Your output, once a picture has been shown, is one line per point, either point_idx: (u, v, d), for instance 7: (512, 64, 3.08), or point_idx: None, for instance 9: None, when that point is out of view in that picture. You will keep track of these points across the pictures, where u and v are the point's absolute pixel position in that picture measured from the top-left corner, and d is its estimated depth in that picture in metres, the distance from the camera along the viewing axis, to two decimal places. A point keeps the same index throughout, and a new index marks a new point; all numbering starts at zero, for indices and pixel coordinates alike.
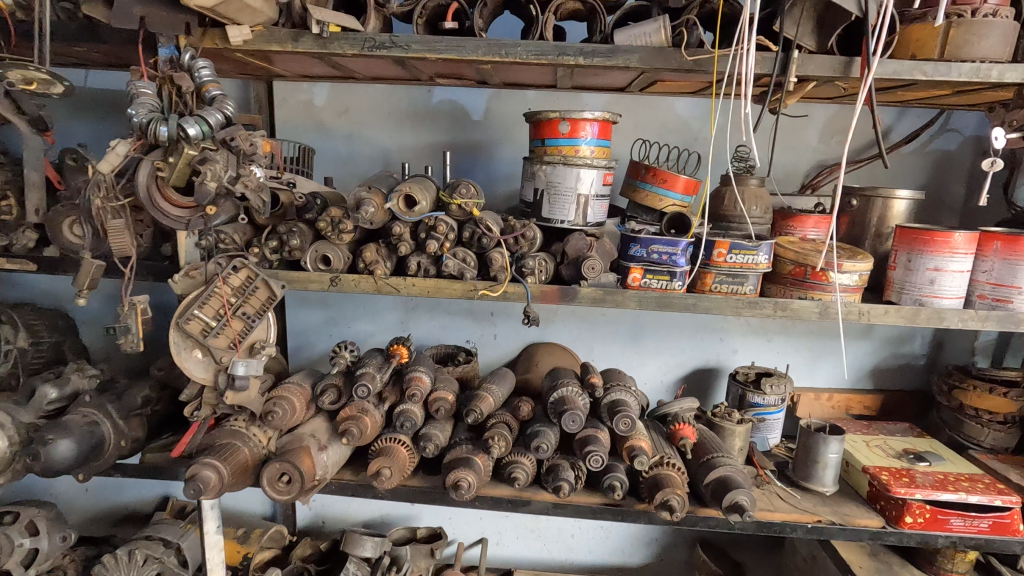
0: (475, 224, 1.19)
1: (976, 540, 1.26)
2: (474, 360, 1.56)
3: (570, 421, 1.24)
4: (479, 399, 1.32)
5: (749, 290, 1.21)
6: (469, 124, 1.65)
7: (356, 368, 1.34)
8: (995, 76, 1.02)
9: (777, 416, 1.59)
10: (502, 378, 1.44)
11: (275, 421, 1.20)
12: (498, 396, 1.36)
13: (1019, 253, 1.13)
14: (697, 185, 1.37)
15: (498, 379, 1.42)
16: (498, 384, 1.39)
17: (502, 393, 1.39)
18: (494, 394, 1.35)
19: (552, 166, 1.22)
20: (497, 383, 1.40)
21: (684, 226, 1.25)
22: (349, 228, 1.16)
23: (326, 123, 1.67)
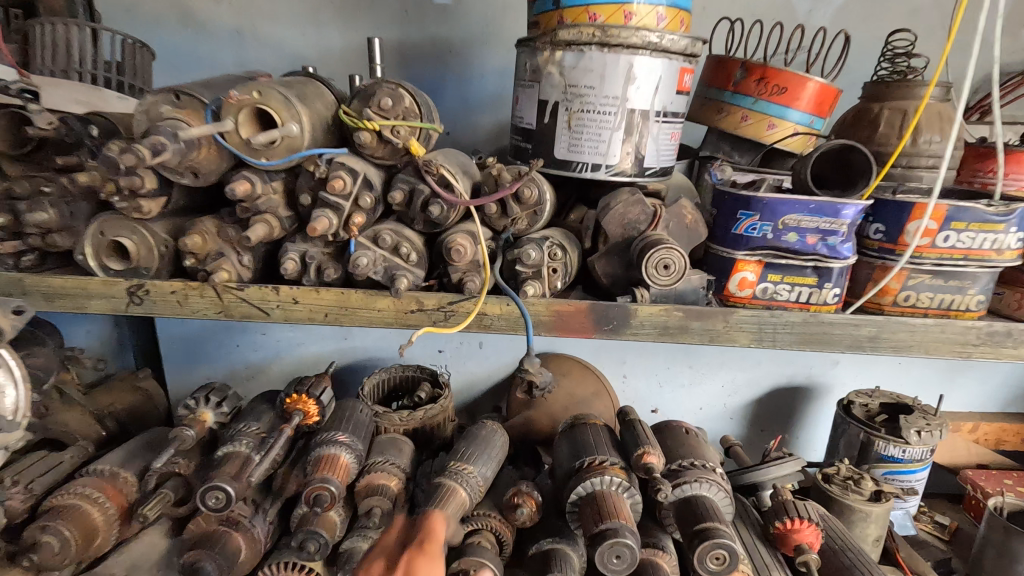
0: (417, 174, 0.58)
1: None
2: (445, 396, 0.91)
3: (612, 560, 0.65)
4: (442, 502, 0.70)
5: (974, 303, 0.60)
6: (429, 8, 0.99)
7: (220, 442, 0.75)
8: None
9: (921, 476, 1.01)
10: (487, 441, 0.81)
11: (44, 565, 0.62)
12: (478, 486, 0.75)
13: None
14: (834, 96, 0.75)
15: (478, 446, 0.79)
16: (478, 456, 0.77)
17: (486, 474, 0.77)
18: (468, 488, 0.73)
19: (575, 51, 0.59)
20: (479, 456, 0.77)
21: (844, 176, 0.62)
22: (143, 186, 0.54)
23: (193, 10, 1.00)
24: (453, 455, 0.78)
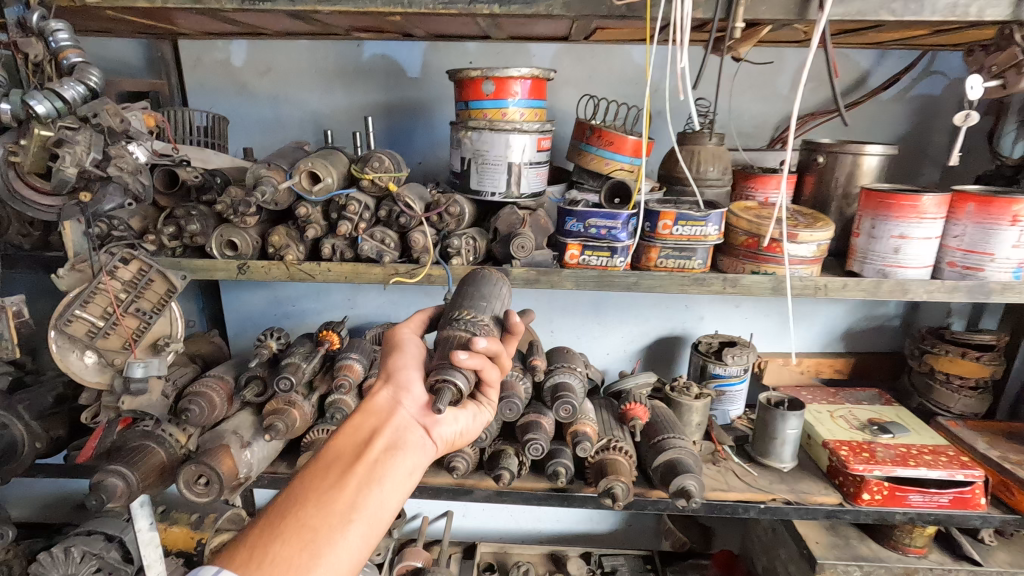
0: (393, 200, 1.07)
1: (934, 516, 1.22)
2: None
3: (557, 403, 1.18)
4: (446, 345, 0.83)
5: (697, 265, 1.11)
6: (405, 81, 1.49)
7: (281, 358, 1.25)
8: (974, 13, 0.89)
9: (739, 387, 1.50)
10: (473, 278, 0.97)
11: (192, 419, 1.13)
12: (479, 318, 0.86)
13: (993, 217, 1.03)
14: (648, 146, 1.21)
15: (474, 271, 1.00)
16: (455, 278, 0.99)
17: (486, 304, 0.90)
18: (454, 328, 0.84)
19: (478, 132, 1.09)
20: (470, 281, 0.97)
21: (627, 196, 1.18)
22: (250, 210, 1.04)
23: (247, 85, 1.50)
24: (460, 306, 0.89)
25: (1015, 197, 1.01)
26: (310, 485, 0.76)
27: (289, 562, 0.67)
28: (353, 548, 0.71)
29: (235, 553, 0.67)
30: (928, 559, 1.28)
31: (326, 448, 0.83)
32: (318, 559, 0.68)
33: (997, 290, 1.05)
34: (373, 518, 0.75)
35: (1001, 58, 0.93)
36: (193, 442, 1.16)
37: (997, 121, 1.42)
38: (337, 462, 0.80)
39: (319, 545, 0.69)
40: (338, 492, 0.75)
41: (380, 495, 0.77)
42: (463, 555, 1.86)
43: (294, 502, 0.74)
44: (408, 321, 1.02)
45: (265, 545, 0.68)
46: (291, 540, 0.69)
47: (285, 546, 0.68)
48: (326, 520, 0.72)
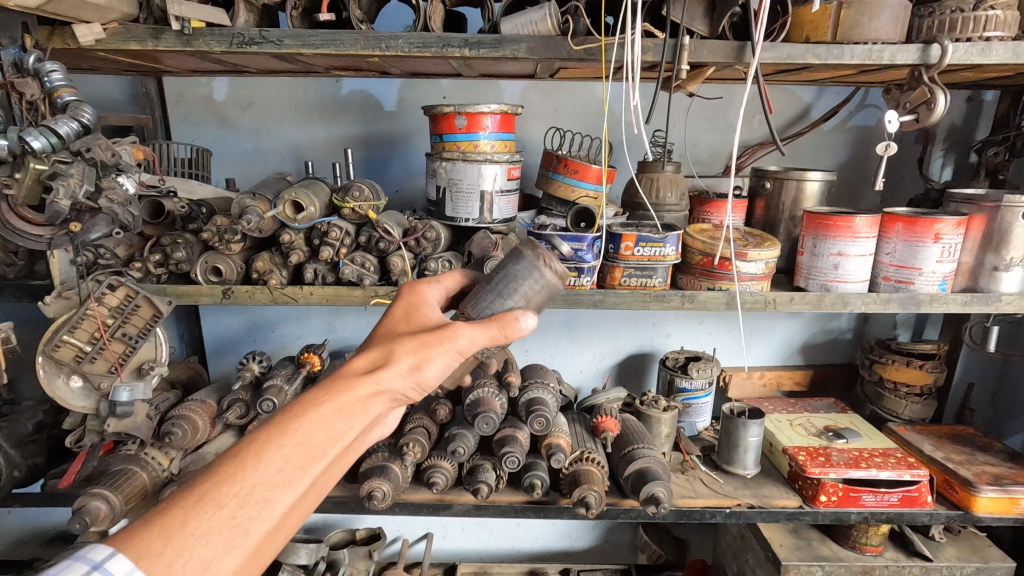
0: (372, 227, 1.14)
1: (886, 514, 1.30)
2: None
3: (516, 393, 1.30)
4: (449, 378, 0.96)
5: (658, 283, 1.19)
6: (383, 114, 1.57)
7: (264, 381, 1.29)
8: (887, 57, 1.01)
9: (705, 399, 1.58)
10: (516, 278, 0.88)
11: (175, 442, 1.15)
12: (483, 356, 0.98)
13: (919, 235, 1.14)
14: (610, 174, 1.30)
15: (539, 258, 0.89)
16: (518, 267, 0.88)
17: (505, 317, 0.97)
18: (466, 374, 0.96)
19: (452, 163, 1.17)
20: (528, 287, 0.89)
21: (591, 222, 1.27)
22: (235, 237, 1.09)
23: (229, 119, 1.56)
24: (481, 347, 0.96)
25: (937, 217, 1.13)
26: (274, 470, 0.58)
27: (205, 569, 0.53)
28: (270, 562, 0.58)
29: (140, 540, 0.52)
30: (883, 556, 1.35)
31: (309, 419, 0.62)
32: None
33: (927, 300, 1.16)
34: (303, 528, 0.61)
35: (914, 96, 1.06)
36: (175, 465, 1.18)
37: (925, 149, 1.56)
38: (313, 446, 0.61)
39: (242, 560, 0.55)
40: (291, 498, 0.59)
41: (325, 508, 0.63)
42: None
43: (235, 480, 0.57)
44: (471, 333, 0.75)
45: (186, 538, 0.53)
46: (216, 543, 0.54)
47: (199, 554, 0.53)
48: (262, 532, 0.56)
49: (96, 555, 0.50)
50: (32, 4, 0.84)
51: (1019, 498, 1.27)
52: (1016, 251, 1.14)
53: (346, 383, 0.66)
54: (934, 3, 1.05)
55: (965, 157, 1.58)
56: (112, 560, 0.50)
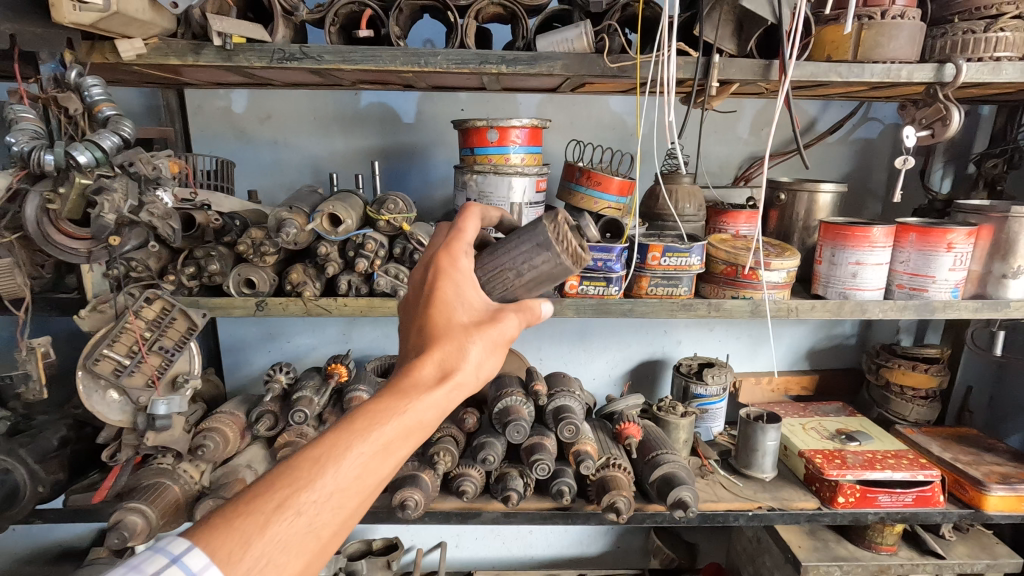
0: (406, 238, 1.15)
1: (902, 514, 1.34)
2: None
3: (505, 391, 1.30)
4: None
5: (683, 291, 1.23)
6: (401, 126, 1.59)
7: (291, 392, 1.29)
8: (905, 76, 1.06)
9: (719, 405, 1.61)
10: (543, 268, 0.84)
11: (207, 455, 1.15)
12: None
13: (932, 244, 1.19)
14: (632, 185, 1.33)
15: (544, 237, 0.81)
16: (520, 242, 0.82)
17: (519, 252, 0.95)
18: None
19: (482, 176, 1.19)
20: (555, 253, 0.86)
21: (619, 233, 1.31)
22: (271, 249, 1.09)
23: (247, 131, 1.56)
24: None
25: (950, 227, 1.18)
26: (349, 482, 0.57)
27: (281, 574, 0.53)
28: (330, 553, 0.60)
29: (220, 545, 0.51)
30: (898, 556, 1.40)
31: (383, 432, 0.60)
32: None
33: (941, 307, 1.20)
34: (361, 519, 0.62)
35: (930, 112, 1.11)
36: (206, 478, 1.18)
37: (926, 161, 1.63)
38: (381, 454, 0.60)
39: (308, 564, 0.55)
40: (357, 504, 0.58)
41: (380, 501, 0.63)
42: None
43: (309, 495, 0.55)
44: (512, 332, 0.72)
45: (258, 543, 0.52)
46: (291, 548, 0.53)
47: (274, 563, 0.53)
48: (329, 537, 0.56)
49: (174, 545, 0.51)
50: (84, 22, 0.84)
51: None
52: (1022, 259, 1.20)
53: (418, 392, 0.63)
54: (945, 24, 1.10)
55: (963, 169, 1.64)
56: (190, 554, 0.50)
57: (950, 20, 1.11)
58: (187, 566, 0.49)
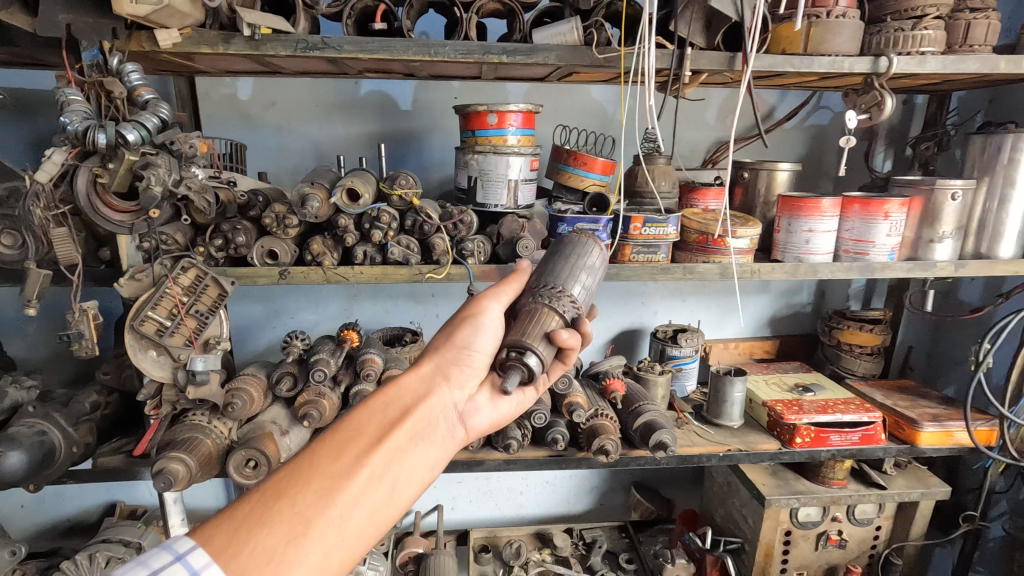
0: (416, 212, 1.28)
1: (850, 450, 1.54)
2: (419, 340, 1.61)
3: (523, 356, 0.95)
4: (530, 321, 0.98)
5: (661, 257, 1.39)
6: (399, 113, 1.70)
7: (308, 356, 1.41)
8: (847, 67, 1.24)
9: (692, 365, 1.79)
10: (572, 250, 1.09)
11: (235, 412, 1.25)
12: (568, 317, 1.01)
13: (872, 213, 1.38)
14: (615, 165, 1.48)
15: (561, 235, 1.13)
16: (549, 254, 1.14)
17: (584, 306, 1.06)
18: (542, 318, 0.98)
19: (483, 156, 1.33)
20: (590, 255, 1.10)
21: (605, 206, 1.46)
22: (294, 222, 1.20)
23: (252, 117, 1.65)
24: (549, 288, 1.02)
25: (886, 199, 1.37)
26: (335, 451, 0.82)
27: (276, 547, 0.69)
28: (346, 544, 0.74)
29: (215, 534, 0.69)
30: (847, 488, 1.60)
31: (363, 423, 0.88)
32: (305, 553, 0.70)
33: (879, 267, 1.40)
34: (372, 512, 0.78)
35: (867, 98, 1.29)
36: (234, 434, 1.29)
37: (869, 145, 1.83)
38: (356, 442, 0.84)
39: (308, 540, 0.71)
40: (344, 481, 0.78)
41: (386, 491, 0.81)
42: (456, 543, 2.01)
43: (298, 482, 0.75)
44: (496, 294, 1.06)
45: (252, 527, 0.70)
46: (286, 511, 0.72)
47: (274, 533, 0.70)
48: (321, 511, 0.74)
49: (180, 545, 0.66)
50: (139, 13, 0.96)
51: (954, 431, 1.53)
52: (945, 226, 1.41)
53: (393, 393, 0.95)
54: (880, 23, 1.29)
55: (901, 152, 1.86)
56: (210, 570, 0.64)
57: (883, 19, 1.29)
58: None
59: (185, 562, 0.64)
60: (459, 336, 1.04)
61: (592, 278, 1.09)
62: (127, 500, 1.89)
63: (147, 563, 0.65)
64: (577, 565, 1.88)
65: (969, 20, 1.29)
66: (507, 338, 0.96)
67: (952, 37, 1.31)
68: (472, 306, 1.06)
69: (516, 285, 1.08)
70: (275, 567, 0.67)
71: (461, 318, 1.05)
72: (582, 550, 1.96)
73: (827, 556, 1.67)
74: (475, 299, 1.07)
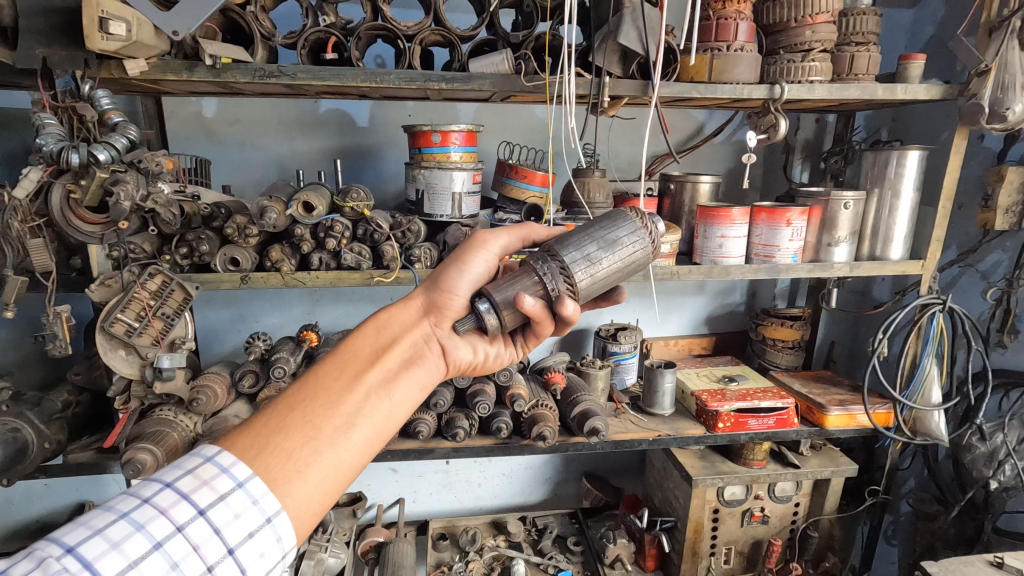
0: (367, 222, 1.41)
1: (766, 433, 1.71)
2: None
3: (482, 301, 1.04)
4: (517, 282, 1.05)
5: None
6: (356, 129, 1.83)
7: (269, 355, 1.53)
8: (747, 94, 1.42)
9: (631, 360, 1.94)
10: (611, 226, 1.10)
11: (200, 407, 1.36)
12: (551, 290, 1.04)
13: (777, 221, 1.56)
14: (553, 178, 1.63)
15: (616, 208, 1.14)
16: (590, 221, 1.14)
17: (581, 282, 1.05)
18: (523, 283, 1.04)
19: (429, 171, 1.47)
20: (616, 231, 1.09)
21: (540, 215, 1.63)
22: (254, 231, 1.32)
23: (217, 133, 1.76)
24: (549, 256, 1.07)
25: (788, 208, 1.55)
26: (337, 371, 0.93)
27: (291, 451, 0.79)
28: (353, 447, 0.84)
29: (237, 441, 0.79)
30: (766, 468, 1.77)
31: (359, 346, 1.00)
32: (318, 452, 0.80)
33: (784, 268, 1.58)
34: (374, 423, 0.89)
35: (766, 120, 1.47)
36: (199, 427, 1.39)
37: (788, 158, 2.03)
38: (353, 365, 0.95)
39: (321, 443, 0.81)
40: (346, 396, 0.89)
41: (385, 405, 0.92)
42: (416, 533, 2.13)
43: (307, 398, 0.85)
44: (487, 243, 1.16)
45: (271, 434, 0.80)
46: (298, 424, 0.82)
47: (290, 439, 0.80)
48: (329, 419, 0.84)
49: (206, 451, 0.76)
50: (110, 48, 1.08)
51: (857, 414, 1.72)
52: (840, 231, 1.60)
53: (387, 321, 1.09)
54: (776, 55, 1.48)
55: (816, 165, 2.06)
56: (237, 467, 0.75)
57: (779, 52, 1.48)
58: (249, 490, 0.74)
59: (216, 462, 0.75)
60: (445, 279, 1.14)
61: (607, 253, 1.07)
62: (96, 500, 1.96)
63: (175, 466, 0.75)
64: (529, 549, 2.02)
65: (853, 52, 1.48)
66: (482, 290, 1.06)
67: (839, 67, 1.50)
68: (469, 248, 1.15)
69: (513, 237, 1.18)
70: (294, 463, 0.78)
71: (451, 261, 1.15)
72: (534, 535, 2.10)
73: (752, 531, 1.83)
74: (467, 244, 1.16)
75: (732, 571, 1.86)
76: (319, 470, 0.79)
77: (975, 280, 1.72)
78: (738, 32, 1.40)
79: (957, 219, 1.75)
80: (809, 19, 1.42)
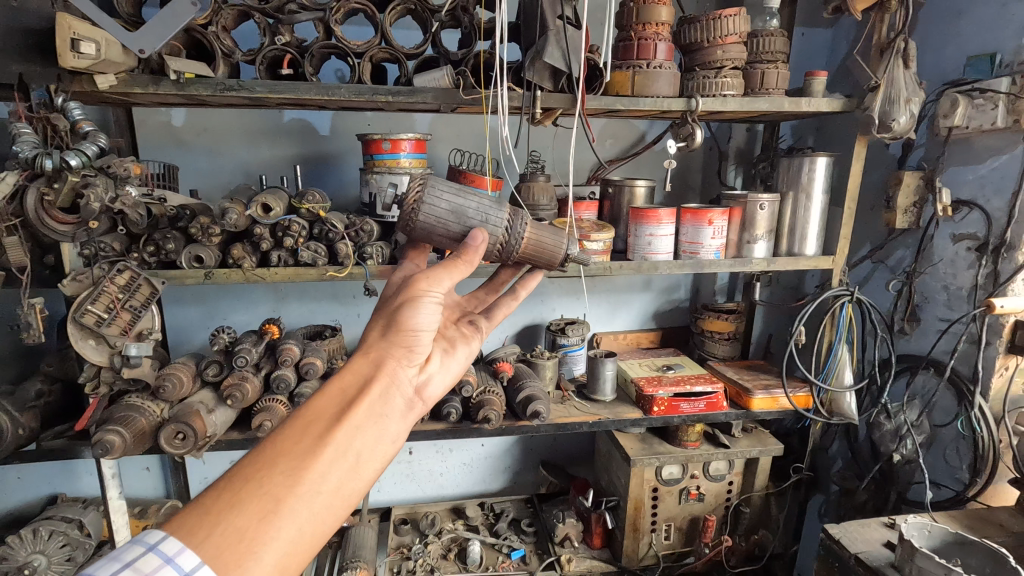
0: (322, 223, 1.53)
1: (698, 415, 1.87)
2: (337, 335, 1.85)
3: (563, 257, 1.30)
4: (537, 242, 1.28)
5: None
6: (318, 138, 1.96)
7: (233, 346, 1.64)
8: (666, 106, 1.58)
9: (580, 352, 2.07)
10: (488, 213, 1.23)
11: (165, 393, 1.46)
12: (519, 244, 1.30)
13: (700, 220, 1.72)
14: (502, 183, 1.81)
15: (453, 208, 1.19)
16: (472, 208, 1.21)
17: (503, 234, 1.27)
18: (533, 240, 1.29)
19: (381, 176, 1.60)
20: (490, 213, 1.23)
21: None
22: (216, 230, 1.43)
23: (185, 141, 1.88)
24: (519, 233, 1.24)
25: (710, 209, 1.71)
26: (296, 433, 0.75)
27: (246, 530, 0.65)
28: (320, 519, 0.70)
29: (187, 516, 0.66)
30: (699, 449, 1.92)
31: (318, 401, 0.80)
32: (279, 528, 0.66)
33: (708, 264, 1.74)
34: (345, 487, 0.73)
35: (684, 130, 1.64)
36: (166, 412, 1.50)
37: (721, 164, 2.21)
38: (317, 423, 0.77)
39: (280, 516, 0.67)
40: (313, 460, 0.72)
41: (356, 468, 0.75)
42: (380, 520, 2.24)
43: (264, 464, 0.70)
44: (437, 279, 1.01)
45: (223, 509, 0.66)
46: (255, 497, 0.67)
47: (245, 513, 0.66)
48: (293, 488, 0.69)
49: (150, 537, 0.64)
50: (81, 66, 1.20)
51: (779, 396, 1.88)
52: (758, 230, 1.77)
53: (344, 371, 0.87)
54: (693, 72, 1.65)
55: (748, 170, 2.24)
56: (184, 554, 0.62)
57: (695, 69, 1.65)
58: None
59: (159, 551, 0.62)
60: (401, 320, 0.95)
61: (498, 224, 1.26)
62: (68, 491, 2.05)
63: (112, 559, 0.63)
64: (485, 531, 2.16)
65: (763, 69, 1.65)
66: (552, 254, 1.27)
67: (751, 82, 1.67)
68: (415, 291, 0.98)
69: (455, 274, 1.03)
70: (249, 542, 0.65)
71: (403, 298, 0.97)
72: (491, 519, 2.23)
73: (689, 508, 1.98)
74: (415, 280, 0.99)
75: (672, 547, 2.00)
76: (275, 549, 0.65)
77: (884, 274, 1.90)
78: (658, 51, 1.56)
79: (868, 219, 1.93)
80: (719, 40, 1.59)
